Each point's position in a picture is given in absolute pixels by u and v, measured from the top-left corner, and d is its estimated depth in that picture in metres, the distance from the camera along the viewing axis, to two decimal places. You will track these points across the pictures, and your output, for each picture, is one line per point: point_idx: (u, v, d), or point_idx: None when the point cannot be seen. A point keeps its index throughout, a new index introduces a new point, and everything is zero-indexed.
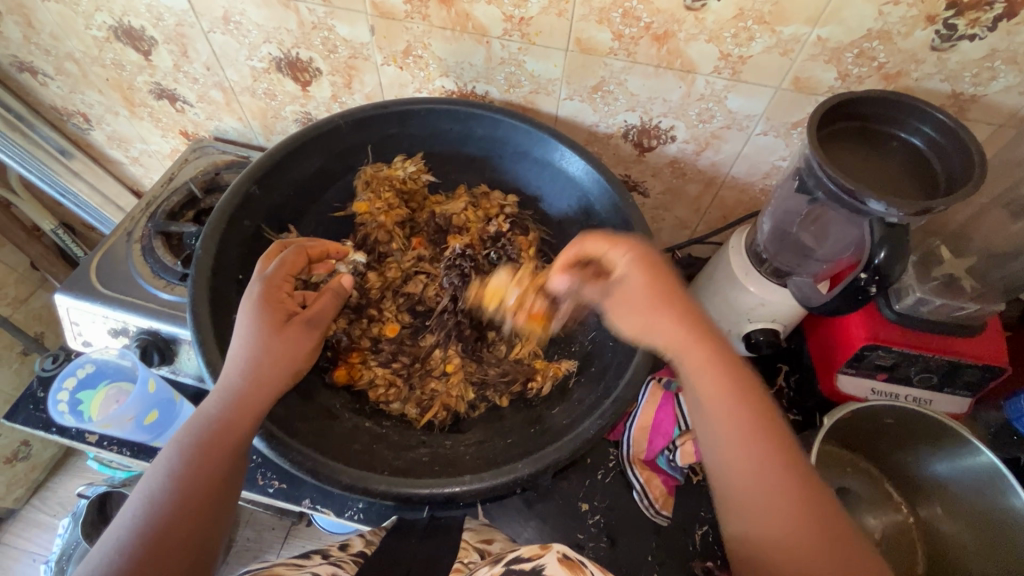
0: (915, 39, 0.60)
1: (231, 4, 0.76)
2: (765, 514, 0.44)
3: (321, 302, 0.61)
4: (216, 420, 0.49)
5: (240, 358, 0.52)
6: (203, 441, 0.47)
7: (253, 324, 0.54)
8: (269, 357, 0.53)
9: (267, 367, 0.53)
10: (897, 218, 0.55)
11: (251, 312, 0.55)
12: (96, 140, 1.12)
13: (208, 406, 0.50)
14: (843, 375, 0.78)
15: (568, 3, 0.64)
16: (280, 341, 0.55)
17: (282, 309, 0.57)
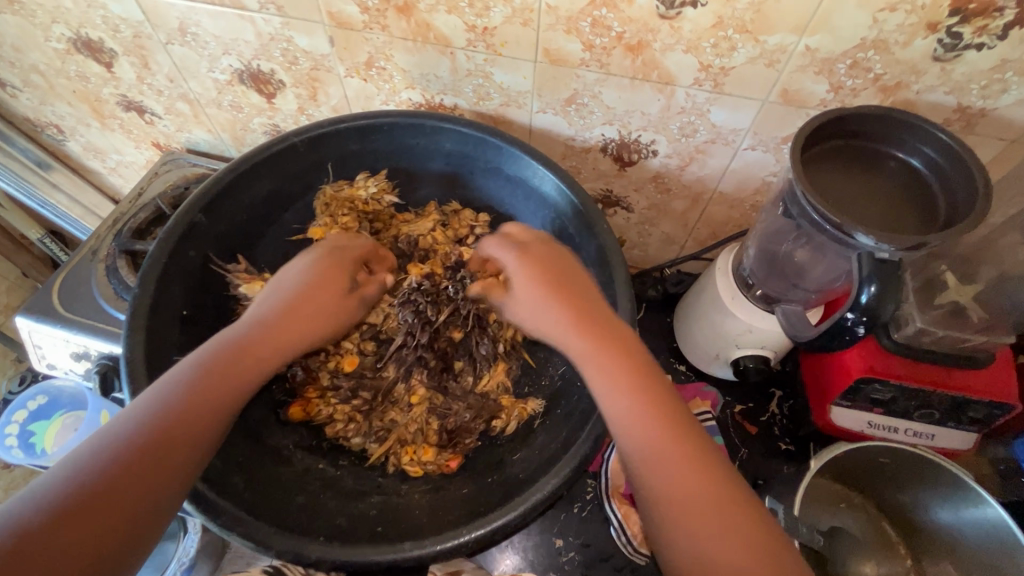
0: (915, 48, 0.53)
1: (185, 15, 0.72)
2: (717, 536, 0.40)
3: (372, 288, 0.66)
4: (251, 352, 0.49)
5: (288, 304, 0.55)
6: (222, 364, 0.47)
7: (312, 281, 0.58)
8: (308, 310, 0.56)
9: (308, 323, 0.55)
10: (888, 253, 0.49)
11: (314, 268, 0.60)
12: (73, 151, 1.09)
13: (235, 332, 0.50)
14: (837, 407, 0.72)
15: (533, 12, 0.59)
16: (330, 298, 0.58)
17: (343, 276, 0.61)
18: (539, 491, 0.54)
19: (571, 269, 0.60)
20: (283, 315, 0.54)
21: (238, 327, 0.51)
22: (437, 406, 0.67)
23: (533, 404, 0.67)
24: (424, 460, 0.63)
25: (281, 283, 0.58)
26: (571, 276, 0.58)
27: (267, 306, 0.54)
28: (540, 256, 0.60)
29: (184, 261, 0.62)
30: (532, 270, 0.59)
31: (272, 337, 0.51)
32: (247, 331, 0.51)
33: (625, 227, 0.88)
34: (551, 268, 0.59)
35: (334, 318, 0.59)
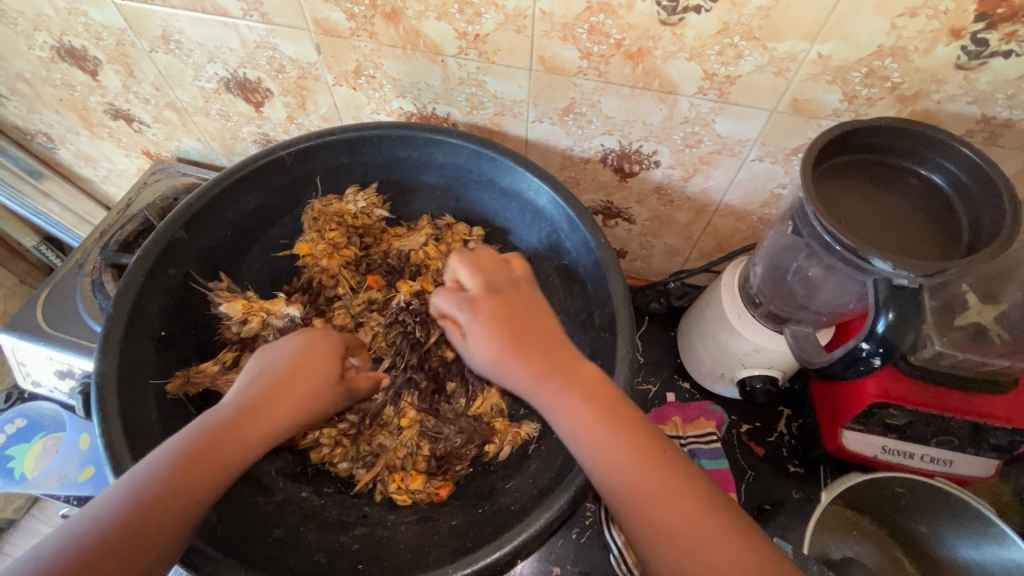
0: (937, 56, 0.50)
1: (168, 23, 0.69)
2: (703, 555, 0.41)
3: (364, 377, 0.59)
4: (235, 438, 0.45)
5: (276, 378, 0.50)
6: (203, 452, 0.43)
7: (303, 351, 0.53)
8: (299, 384, 0.50)
9: (297, 401, 0.50)
10: (907, 279, 0.45)
11: (303, 342, 0.54)
12: (64, 159, 1.07)
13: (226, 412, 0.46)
14: (849, 432, 0.68)
15: (527, 19, 0.56)
16: (321, 372, 0.53)
17: (336, 352, 0.56)
18: (530, 526, 0.50)
19: (547, 322, 0.55)
20: (270, 392, 0.49)
21: (222, 408, 0.47)
22: (428, 429, 0.65)
23: (528, 427, 0.64)
24: (412, 488, 0.61)
25: (271, 354, 0.53)
26: (539, 329, 0.53)
27: (254, 382, 0.50)
28: (509, 298, 0.56)
29: (162, 280, 0.60)
30: (494, 322, 0.54)
31: (258, 421, 0.47)
32: (233, 410, 0.47)
33: (626, 238, 0.84)
34: (520, 316, 0.54)
35: (328, 400, 0.53)
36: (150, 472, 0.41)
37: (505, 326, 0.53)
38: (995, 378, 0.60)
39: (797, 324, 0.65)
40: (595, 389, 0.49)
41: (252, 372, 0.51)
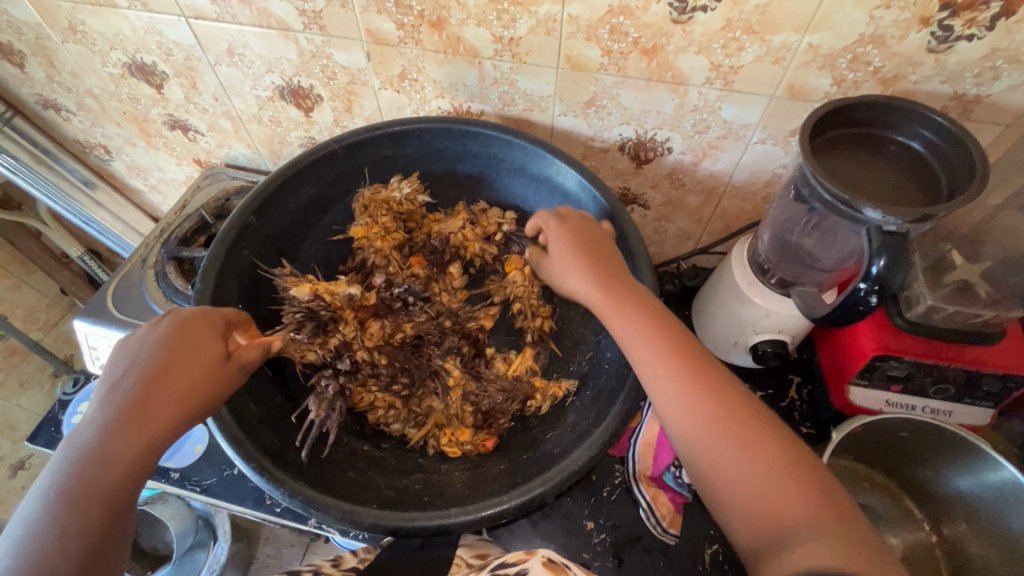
0: (910, 42, 0.58)
1: (234, 38, 0.79)
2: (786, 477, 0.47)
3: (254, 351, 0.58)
4: (108, 466, 0.45)
5: (147, 380, 0.49)
6: (78, 490, 0.43)
7: (172, 348, 0.52)
8: (166, 383, 0.49)
9: (176, 396, 0.49)
10: (895, 226, 0.53)
11: (166, 335, 0.53)
12: (117, 170, 1.17)
13: (90, 440, 0.46)
14: (855, 388, 0.75)
15: (556, 22, 0.65)
16: (198, 359, 0.52)
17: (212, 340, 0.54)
18: (570, 465, 0.57)
19: (614, 257, 0.65)
20: (145, 395, 0.48)
21: (86, 428, 0.47)
22: (472, 391, 0.71)
23: (566, 386, 0.71)
24: (462, 440, 0.67)
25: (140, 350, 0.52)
26: (610, 254, 0.66)
27: (118, 387, 0.49)
28: (584, 233, 0.67)
29: (238, 260, 0.68)
30: (581, 258, 0.65)
31: (131, 439, 0.46)
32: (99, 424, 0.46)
33: (642, 224, 0.92)
34: (594, 246, 0.66)
35: (212, 390, 0.52)
36: (41, 524, 0.42)
37: (580, 256, 0.65)
38: (982, 328, 0.67)
39: (803, 286, 0.72)
40: (671, 333, 0.57)
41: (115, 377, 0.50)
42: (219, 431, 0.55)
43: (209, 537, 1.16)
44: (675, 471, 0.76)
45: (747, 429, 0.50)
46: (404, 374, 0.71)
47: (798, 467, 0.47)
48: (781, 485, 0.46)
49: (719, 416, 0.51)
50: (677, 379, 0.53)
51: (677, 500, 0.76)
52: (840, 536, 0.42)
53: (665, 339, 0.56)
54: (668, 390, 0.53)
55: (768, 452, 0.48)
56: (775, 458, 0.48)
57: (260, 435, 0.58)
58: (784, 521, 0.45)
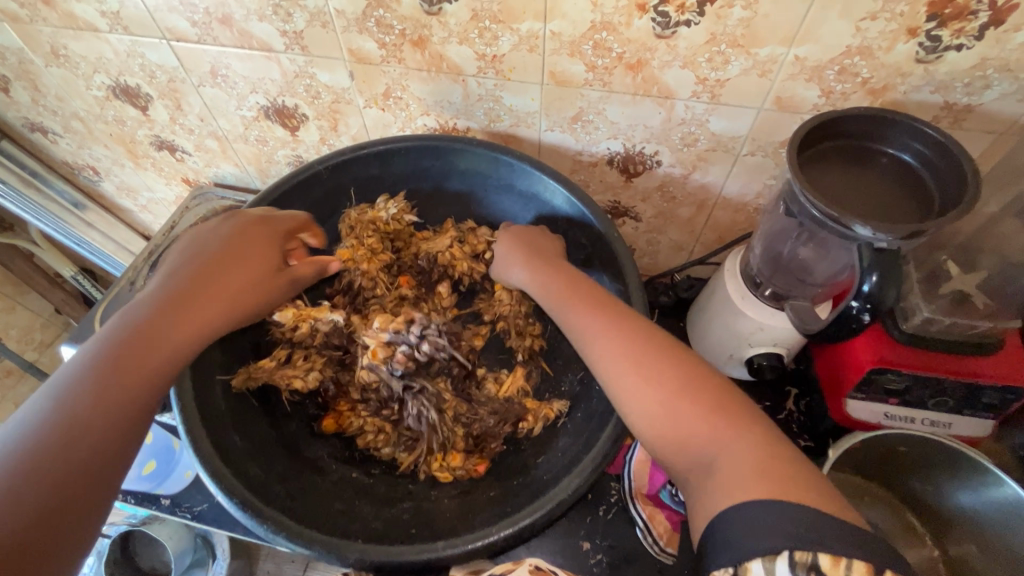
0: (898, 52, 0.57)
1: (217, 59, 0.78)
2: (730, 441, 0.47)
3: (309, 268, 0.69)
4: (164, 336, 0.51)
5: (183, 293, 0.55)
6: (122, 353, 0.48)
7: (212, 262, 0.59)
8: (215, 292, 0.57)
9: (206, 311, 0.55)
10: (885, 243, 0.52)
11: (230, 236, 0.62)
12: (107, 191, 1.16)
13: (146, 311, 0.52)
14: (852, 401, 0.73)
15: (539, 39, 0.64)
16: (249, 272, 0.61)
17: (263, 248, 0.63)
18: (556, 496, 0.56)
19: (553, 243, 0.72)
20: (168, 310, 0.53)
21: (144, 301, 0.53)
22: (463, 413, 0.69)
23: (558, 408, 0.70)
24: (453, 466, 0.67)
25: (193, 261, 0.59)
26: (551, 247, 0.72)
27: (140, 308, 0.53)
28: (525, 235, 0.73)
29: None
30: (520, 243, 0.73)
31: (195, 318, 0.54)
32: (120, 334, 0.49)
33: (634, 236, 0.91)
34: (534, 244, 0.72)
35: (269, 288, 0.63)
36: (77, 382, 0.45)
37: (521, 252, 0.71)
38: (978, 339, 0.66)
39: (796, 300, 0.71)
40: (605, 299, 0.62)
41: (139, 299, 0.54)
42: (200, 466, 0.54)
43: (207, 558, 1.15)
44: (671, 490, 0.75)
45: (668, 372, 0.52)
46: (394, 391, 0.68)
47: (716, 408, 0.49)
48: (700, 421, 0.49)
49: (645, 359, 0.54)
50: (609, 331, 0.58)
51: (674, 519, 0.75)
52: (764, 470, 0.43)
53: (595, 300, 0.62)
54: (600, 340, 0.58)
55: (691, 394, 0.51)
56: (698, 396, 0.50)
57: (243, 466, 0.57)
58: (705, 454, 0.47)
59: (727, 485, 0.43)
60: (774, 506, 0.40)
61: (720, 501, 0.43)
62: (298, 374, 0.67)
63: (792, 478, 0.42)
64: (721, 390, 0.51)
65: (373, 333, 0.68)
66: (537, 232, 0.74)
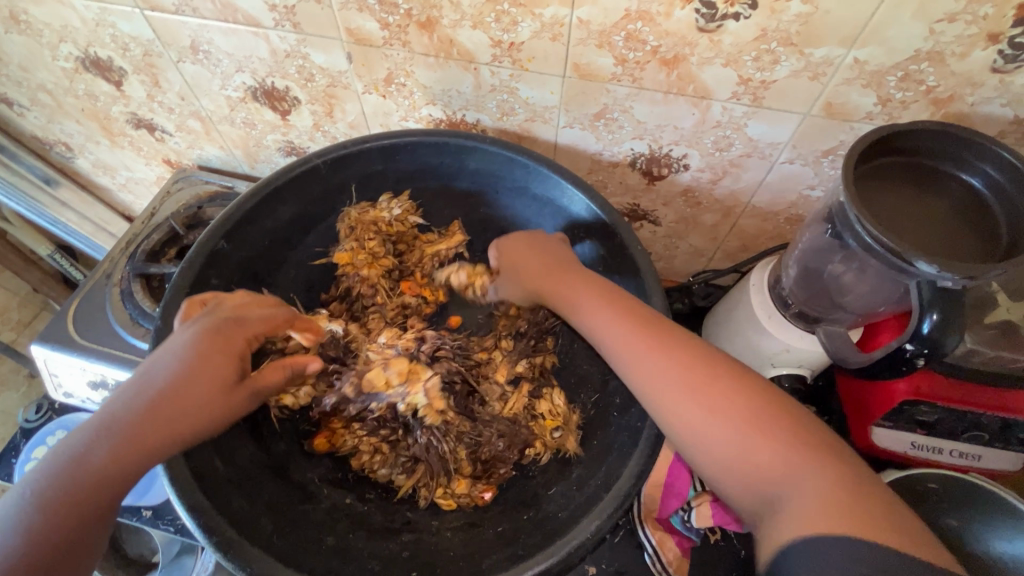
0: (973, 60, 0.50)
1: (197, 33, 0.69)
2: (753, 441, 0.43)
3: (271, 377, 0.52)
4: (96, 456, 0.39)
5: (121, 439, 0.40)
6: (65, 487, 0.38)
7: (152, 410, 0.42)
8: (158, 436, 0.41)
9: (133, 471, 0.40)
10: (951, 282, 0.46)
11: (186, 356, 0.45)
12: (83, 168, 1.07)
13: (81, 443, 0.40)
14: (879, 429, 0.68)
15: (564, 27, 0.57)
16: (204, 397, 0.44)
17: (229, 365, 0.47)
18: (571, 539, 0.50)
19: (564, 249, 0.63)
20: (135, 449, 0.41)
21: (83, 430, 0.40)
22: (466, 433, 0.63)
23: (574, 445, 0.62)
24: (457, 492, 0.61)
25: (140, 378, 0.43)
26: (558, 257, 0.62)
27: (60, 471, 0.39)
28: (541, 253, 0.63)
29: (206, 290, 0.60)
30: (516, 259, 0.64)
31: (121, 442, 0.40)
32: (37, 513, 0.37)
33: (651, 240, 0.85)
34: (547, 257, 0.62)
35: (230, 399, 0.47)
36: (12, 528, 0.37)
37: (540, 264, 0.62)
38: None
39: (831, 324, 0.66)
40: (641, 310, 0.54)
41: (54, 452, 0.39)
42: (177, 500, 0.48)
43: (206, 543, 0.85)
44: (683, 516, 0.69)
45: (743, 399, 0.45)
46: (402, 415, 0.62)
47: (801, 428, 0.43)
48: (777, 457, 0.42)
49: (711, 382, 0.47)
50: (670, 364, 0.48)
51: (685, 545, 0.70)
52: (852, 508, 0.38)
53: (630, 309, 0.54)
54: (653, 370, 0.49)
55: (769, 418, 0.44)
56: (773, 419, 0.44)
57: (223, 498, 0.51)
58: (779, 490, 0.41)
59: (802, 521, 0.39)
60: (852, 549, 0.36)
61: (793, 532, 0.38)
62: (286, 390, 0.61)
63: (876, 518, 0.37)
64: (755, 391, 0.46)
65: (379, 348, 0.63)
66: (553, 252, 0.62)
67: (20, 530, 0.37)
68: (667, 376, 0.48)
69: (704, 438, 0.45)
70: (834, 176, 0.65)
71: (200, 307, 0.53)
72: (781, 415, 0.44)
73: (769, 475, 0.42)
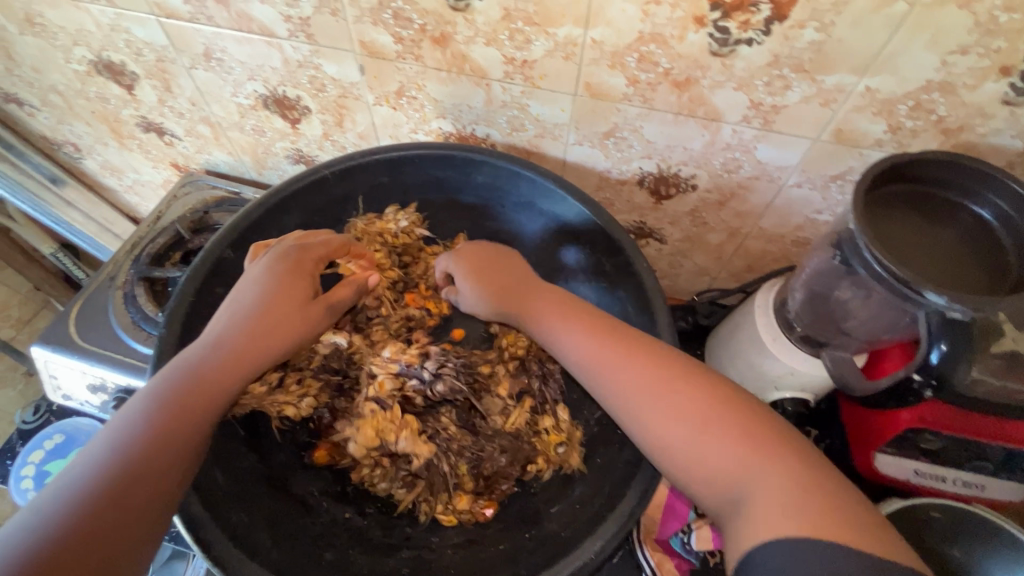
0: (984, 92, 0.50)
1: (211, 41, 0.70)
2: (723, 445, 0.43)
3: (342, 294, 0.62)
4: (205, 365, 0.47)
5: (228, 353, 0.48)
6: (180, 386, 0.45)
7: (253, 320, 0.51)
8: (261, 341, 0.51)
9: (240, 371, 0.49)
10: (960, 313, 0.46)
11: (271, 280, 0.55)
12: (90, 169, 1.07)
13: (197, 351, 0.48)
14: (881, 455, 0.68)
15: (577, 47, 0.57)
16: (290, 310, 0.54)
17: (304, 286, 0.57)
18: (576, 559, 0.50)
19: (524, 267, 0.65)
20: (237, 361, 0.49)
21: (202, 342, 0.49)
22: (467, 449, 0.62)
23: (577, 461, 0.61)
24: (458, 508, 0.60)
25: (233, 305, 0.52)
26: (519, 273, 0.64)
27: (178, 376, 0.46)
28: (496, 266, 0.65)
29: (212, 298, 0.60)
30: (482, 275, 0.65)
31: (226, 354, 0.48)
32: (164, 408, 0.43)
33: (657, 257, 0.85)
34: (505, 267, 0.65)
35: (309, 316, 0.56)
36: (136, 413, 0.43)
37: (496, 275, 0.64)
38: None
39: (836, 349, 0.65)
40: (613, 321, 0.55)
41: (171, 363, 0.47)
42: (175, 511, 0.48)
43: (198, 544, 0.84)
44: (683, 538, 0.69)
45: (713, 404, 0.45)
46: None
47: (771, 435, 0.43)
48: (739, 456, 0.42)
49: (678, 389, 0.47)
50: (631, 376, 0.49)
51: (684, 567, 0.69)
52: (814, 507, 0.38)
53: (602, 325, 0.54)
54: (629, 387, 0.49)
55: (742, 417, 0.44)
56: (746, 423, 0.44)
57: (224, 511, 0.51)
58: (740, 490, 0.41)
59: (763, 519, 0.38)
60: (810, 544, 0.35)
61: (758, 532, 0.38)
62: (289, 400, 0.61)
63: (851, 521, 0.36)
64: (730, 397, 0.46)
65: (383, 362, 0.62)
66: (507, 262, 0.66)
67: (152, 420, 0.42)
68: (637, 382, 0.49)
69: (670, 443, 0.46)
70: (842, 200, 0.65)
71: (265, 249, 0.60)
72: (758, 424, 0.44)
73: (732, 480, 0.42)
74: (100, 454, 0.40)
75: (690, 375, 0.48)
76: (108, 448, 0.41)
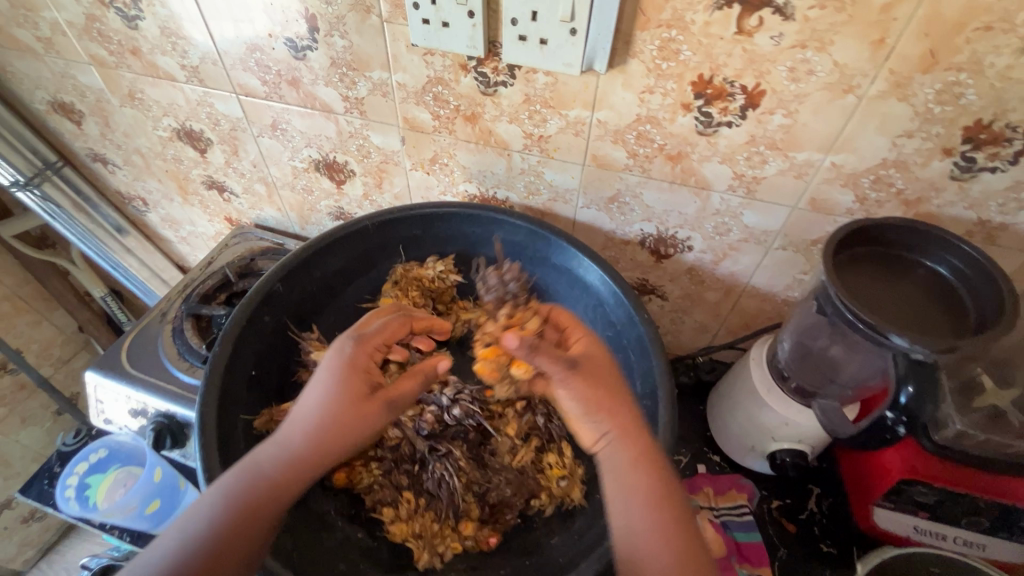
0: (933, 169, 0.59)
1: (279, 114, 0.83)
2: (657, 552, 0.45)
3: (402, 388, 0.58)
4: (264, 477, 0.48)
5: (286, 465, 0.49)
6: (244, 494, 0.48)
7: (316, 424, 0.51)
8: (323, 448, 0.51)
9: (302, 481, 0.50)
10: (923, 354, 0.51)
11: (331, 377, 0.54)
12: (152, 221, 1.20)
13: (266, 460, 0.50)
14: (879, 509, 0.70)
15: (585, 125, 0.68)
16: (348, 413, 0.52)
17: (364, 382, 0.55)
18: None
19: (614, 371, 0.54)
20: (301, 473, 0.50)
21: (274, 446, 0.50)
22: (475, 480, 0.67)
23: (579, 495, 0.65)
24: (464, 535, 0.63)
25: (301, 403, 0.53)
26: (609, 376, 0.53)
27: (247, 479, 0.48)
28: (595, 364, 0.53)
29: (257, 327, 0.69)
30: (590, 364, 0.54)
31: (286, 468, 0.49)
32: (226, 514, 0.46)
33: (659, 314, 0.92)
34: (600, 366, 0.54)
35: (373, 416, 0.54)
36: (205, 517, 0.46)
37: (593, 366, 0.54)
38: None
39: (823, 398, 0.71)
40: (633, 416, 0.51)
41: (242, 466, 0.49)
42: None
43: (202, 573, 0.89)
44: None
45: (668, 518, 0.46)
46: (419, 449, 0.68)
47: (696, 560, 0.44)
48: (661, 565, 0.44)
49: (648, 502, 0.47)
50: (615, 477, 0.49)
51: None
52: None
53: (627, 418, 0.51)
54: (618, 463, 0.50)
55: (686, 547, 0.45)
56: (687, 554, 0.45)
57: None
58: None
59: None
60: None
61: None
62: None
63: None
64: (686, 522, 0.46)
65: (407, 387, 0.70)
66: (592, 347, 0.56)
67: (212, 528, 0.46)
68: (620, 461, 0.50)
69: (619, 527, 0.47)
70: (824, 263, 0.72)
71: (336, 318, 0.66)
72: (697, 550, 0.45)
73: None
74: (169, 558, 0.44)
75: (661, 494, 0.47)
76: (176, 544, 0.45)
